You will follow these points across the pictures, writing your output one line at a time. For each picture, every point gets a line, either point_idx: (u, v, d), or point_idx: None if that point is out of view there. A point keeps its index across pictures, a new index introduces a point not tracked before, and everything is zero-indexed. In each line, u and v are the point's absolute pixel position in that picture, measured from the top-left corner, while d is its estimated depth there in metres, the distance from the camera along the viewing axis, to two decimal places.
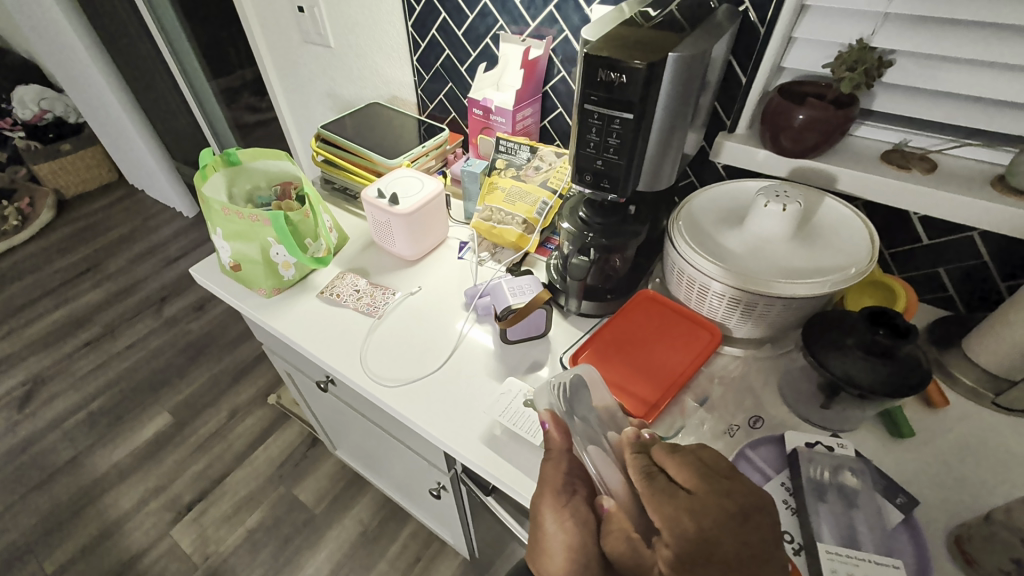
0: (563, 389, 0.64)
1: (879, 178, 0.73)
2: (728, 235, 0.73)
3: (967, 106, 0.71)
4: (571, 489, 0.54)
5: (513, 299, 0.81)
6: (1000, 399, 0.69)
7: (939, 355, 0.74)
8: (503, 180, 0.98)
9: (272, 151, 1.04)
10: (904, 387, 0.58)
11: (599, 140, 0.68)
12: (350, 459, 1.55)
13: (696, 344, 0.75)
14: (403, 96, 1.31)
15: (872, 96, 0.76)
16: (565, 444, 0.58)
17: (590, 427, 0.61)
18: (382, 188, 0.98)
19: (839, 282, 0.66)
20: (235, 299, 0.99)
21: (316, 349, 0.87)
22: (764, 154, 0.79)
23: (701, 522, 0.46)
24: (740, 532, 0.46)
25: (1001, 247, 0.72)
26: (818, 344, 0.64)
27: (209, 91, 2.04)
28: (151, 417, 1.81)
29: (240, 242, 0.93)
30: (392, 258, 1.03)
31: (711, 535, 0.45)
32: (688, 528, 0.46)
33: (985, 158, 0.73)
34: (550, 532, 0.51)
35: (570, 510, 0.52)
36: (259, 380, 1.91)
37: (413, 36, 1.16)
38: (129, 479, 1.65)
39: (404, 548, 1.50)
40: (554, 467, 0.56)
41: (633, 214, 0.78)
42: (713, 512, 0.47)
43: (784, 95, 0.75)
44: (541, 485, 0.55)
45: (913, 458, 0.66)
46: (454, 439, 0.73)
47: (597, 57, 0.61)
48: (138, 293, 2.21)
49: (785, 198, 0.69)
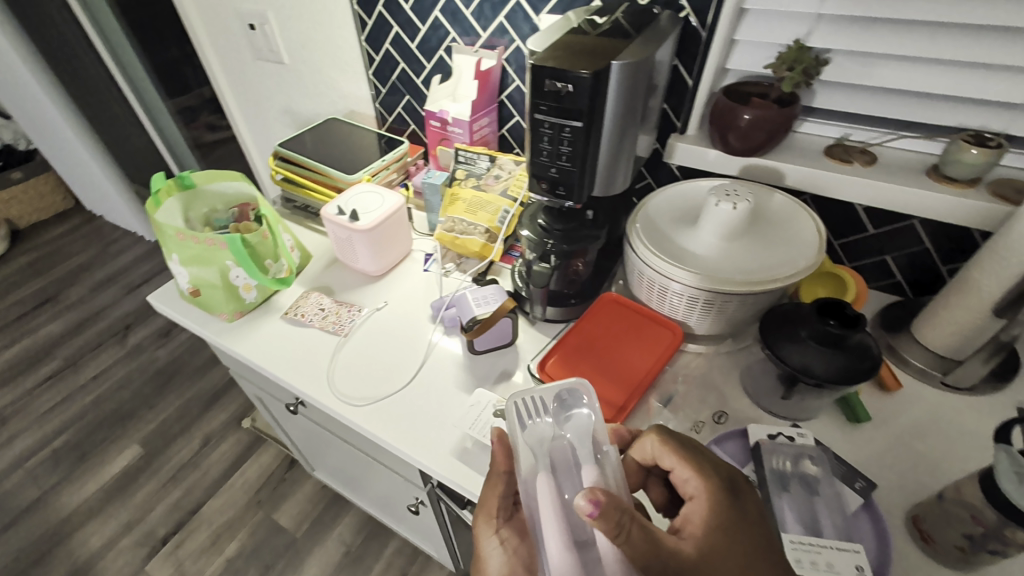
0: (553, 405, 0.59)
1: (824, 173, 0.75)
2: (684, 235, 0.75)
3: (900, 101, 0.74)
4: (506, 512, 0.56)
5: (477, 310, 0.80)
6: (947, 378, 0.72)
7: (890, 340, 0.77)
8: (463, 191, 0.98)
9: (227, 172, 1.02)
10: (855, 374, 0.61)
11: (552, 149, 0.68)
12: (329, 479, 1.53)
13: (660, 343, 0.76)
14: (361, 109, 1.30)
15: (812, 94, 0.79)
16: (505, 465, 0.58)
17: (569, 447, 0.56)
18: (342, 205, 0.96)
19: (791, 276, 0.68)
20: (196, 325, 0.96)
21: (281, 372, 0.86)
22: (715, 153, 0.81)
23: (708, 504, 0.50)
24: (741, 509, 0.50)
25: (940, 233, 0.76)
26: (774, 338, 0.66)
27: (164, 111, 1.99)
28: (119, 450, 1.74)
29: (198, 267, 0.90)
30: (356, 274, 1.02)
31: (722, 514, 0.49)
32: (701, 514, 0.50)
33: (920, 149, 0.76)
34: (490, 550, 0.54)
35: (505, 532, 0.55)
36: (232, 404, 1.87)
37: (366, 50, 1.16)
38: (99, 517, 1.59)
39: (390, 565, 1.48)
40: (494, 489, 0.57)
41: (591, 218, 0.79)
42: (714, 489, 0.51)
43: (729, 96, 0.77)
44: (480, 505, 0.57)
45: (870, 440, 0.68)
46: (425, 455, 0.72)
47: (543, 67, 0.62)
48: (101, 323, 2.13)
49: (734, 197, 0.71)
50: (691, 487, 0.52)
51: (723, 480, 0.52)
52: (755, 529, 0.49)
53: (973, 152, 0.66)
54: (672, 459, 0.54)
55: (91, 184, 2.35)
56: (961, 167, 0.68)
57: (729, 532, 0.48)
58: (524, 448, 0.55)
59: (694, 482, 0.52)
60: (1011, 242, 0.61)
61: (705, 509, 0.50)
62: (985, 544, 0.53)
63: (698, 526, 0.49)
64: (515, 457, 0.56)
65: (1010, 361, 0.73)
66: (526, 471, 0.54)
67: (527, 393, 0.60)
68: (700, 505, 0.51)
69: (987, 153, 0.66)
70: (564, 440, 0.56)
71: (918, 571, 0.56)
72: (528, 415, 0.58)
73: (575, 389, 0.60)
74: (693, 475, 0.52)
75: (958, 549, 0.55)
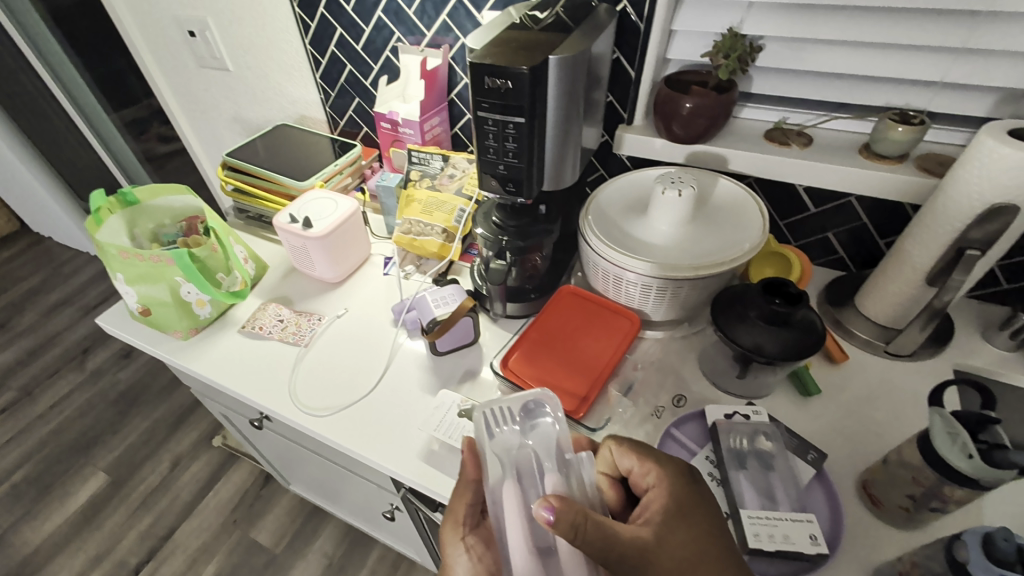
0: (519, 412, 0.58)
1: (764, 156, 0.77)
2: (635, 225, 0.76)
3: (830, 83, 0.77)
4: (472, 520, 0.55)
5: (437, 311, 0.80)
6: (889, 346, 0.75)
7: (836, 314, 0.80)
8: (418, 192, 0.97)
9: (173, 185, 0.99)
10: (801, 350, 0.63)
11: (498, 146, 0.68)
12: (306, 492, 1.50)
13: (618, 332, 0.77)
14: (312, 114, 1.28)
15: (750, 80, 0.81)
16: (474, 473, 0.56)
17: (536, 453, 0.55)
18: (294, 213, 0.95)
19: (737, 258, 0.69)
20: (149, 345, 0.93)
21: (241, 387, 0.84)
22: (661, 142, 0.83)
23: (663, 494, 0.51)
24: (696, 497, 0.52)
25: (876, 208, 0.79)
26: (725, 320, 0.67)
27: (108, 124, 1.91)
28: (83, 480, 1.67)
29: (145, 285, 0.87)
30: (314, 282, 1.01)
31: (678, 502, 0.51)
32: (658, 504, 0.51)
33: (853, 129, 0.80)
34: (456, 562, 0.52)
35: (471, 542, 0.53)
36: (201, 423, 1.81)
37: (312, 53, 1.13)
38: (65, 551, 1.53)
39: (373, 573, 1.47)
40: (461, 497, 0.55)
41: (544, 213, 0.80)
42: (669, 480, 0.52)
43: (671, 86, 0.78)
44: (447, 513, 0.55)
45: (820, 411, 0.71)
46: (392, 460, 0.72)
47: (482, 65, 0.61)
48: (55, 349, 2.04)
49: (679, 184, 0.72)
50: (649, 480, 0.53)
51: (677, 471, 0.53)
52: (710, 516, 0.51)
53: (899, 130, 0.69)
54: (630, 456, 0.55)
55: (35, 204, 2.24)
56: (889, 145, 0.71)
57: (683, 520, 0.50)
58: (491, 458, 0.55)
59: (651, 475, 0.53)
60: (936, 214, 0.65)
61: (662, 499, 0.51)
62: (927, 503, 0.55)
63: (655, 514, 0.50)
64: (484, 466, 0.55)
65: (946, 326, 0.77)
66: (492, 481, 0.54)
67: (495, 402, 0.59)
68: (657, 496, 0.52)
69: (911, 131, 0.69)
70: (530, 448, 0.56)
71: (868, 533, 0.59)
72: (497, 424, 0.57)
73: (540, 398, 0.59)
74: (650, 468, 0.54)
75: (903, 510, 0.57)
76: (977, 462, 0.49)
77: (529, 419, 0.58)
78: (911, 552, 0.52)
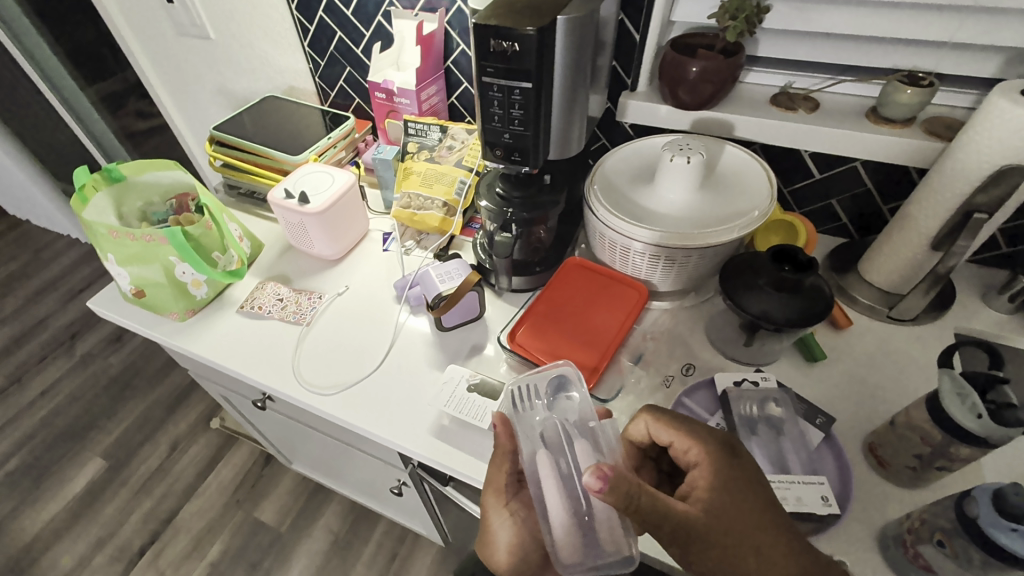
0: (545, 388, 0.61)
1: (771, 122, 0.76)
2: (642, 194, 0.75)
3: (839, 44, 0.75)
4: (513, 487, 0.59)
5: (442, 286, 0.79)
6: (892, 312, 0.75)
7: (840, 280, 0.81)
8: (417, 164, 0.94)
9: (160, 161, 0.95)
10: (810, 315, 0.63)
11: (503, 113, 0.66)
12: (308, 470, 1.51)
13: (626, 303, 0.77)
14: (300, 85, 1.23)
15: (756, 43, 0.79)
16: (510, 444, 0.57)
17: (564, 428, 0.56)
18: (289, 188, 0.92)
19: (746, 225, 0.69)
20: (145, 328, 0.91)
21: (244, 368, 0.82)
22: (666, 109, 0.81)
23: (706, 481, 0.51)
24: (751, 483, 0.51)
25: (882, 174, 0.78)
26: (734, 288, 0.67)
27: (82, 100, 1.83)
28: (81, 466, 1.66)
29: (138, 266, 0.84)
30: (313, 260, 0.98)
31: (724, 478, 0.50)
32: (703, 482, 0.51)
33: (860, 92, 0.78)
34: (497, 530, 0.57)
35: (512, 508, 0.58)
36: (198, 405, 1.80)
37: (300, 19, 1.09)
38: (67, 536, 1.53)
39: (379, 547, 1.49)
40: (499, 468, 0.57)
41: (549, 183, 0.78)
42: (712, 458, 0.52)
43: (676, 49, 0.76)
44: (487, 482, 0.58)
45: (826, 377, 0.72)
46: (402, 436, 0.71)
47: (487, 27, 0.59)
48: (42, 335, 2.00)
49: (687, 150, 0.71)
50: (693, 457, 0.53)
51: (718, 446, 0.53)
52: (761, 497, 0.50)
53: (907, 92, 0.68)
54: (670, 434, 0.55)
55: (10, 186, 2.16)
56: (897, 108, 0.70)
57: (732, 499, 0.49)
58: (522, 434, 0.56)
59: (698, 452, 0.53)
60: (944, 177, 0.64)
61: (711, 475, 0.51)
62: (933, 462, 0.57)
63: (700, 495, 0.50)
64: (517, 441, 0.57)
65: (948, 291, 0.78)
66: (526, 454, 0.54)
67: (524, 379, 0.62)
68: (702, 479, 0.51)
69: (920, 93, 0.68)
70: (559, 424, 0.57)
71: (874, 493, 0.60)
72: (521, 401, 0.60)
73: (566, 374, 0.61)
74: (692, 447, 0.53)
75: (909, 469, 0.59)
76: (986, 422, 0.50)
77: (557, 393, 0.60)
78: (919, 509, 0.53)
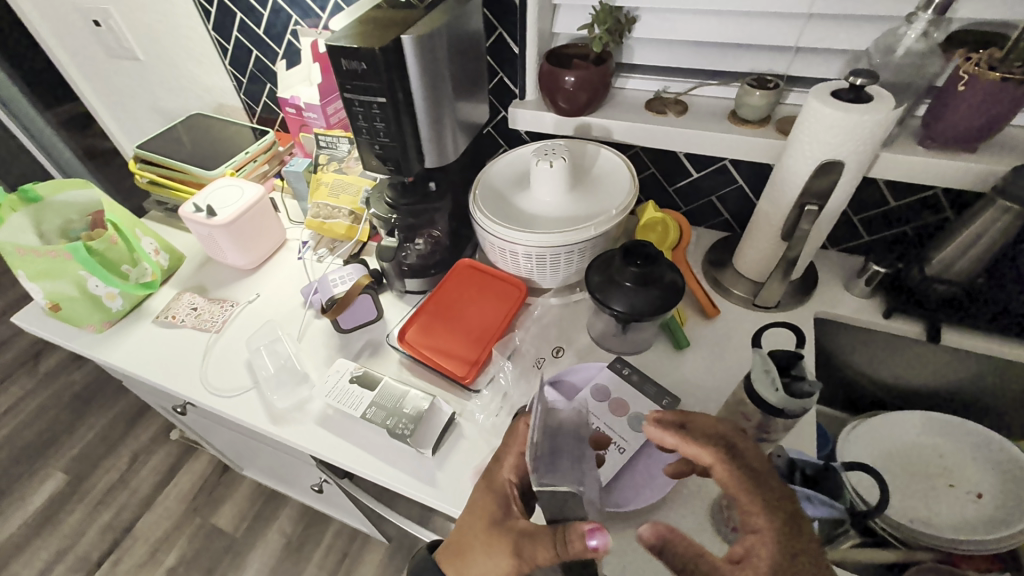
0: (280, 378, 0.79)
1: (640, 126, 0.83)
2: (518, 199, 0.81)
3: (701, 51, 0.83)
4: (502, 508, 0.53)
5: (335, 290, 0.84)
6: (757, 299, 0.81)
7: (716, 273, 0.87)
8: (326, 175, 0.99)
9: (76, 180, 0.94)
10: (658, 306, 0.68)
11: (369, 126, 0.70)
12: (259, 477, 1.54)
13: (507, 299, 0.82)
14: (229, 102, 1.27)
15: (631, 50, 0.87)
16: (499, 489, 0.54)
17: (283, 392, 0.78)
18: (198, 201, 0.95)
19: (604, 223, 0.73)
20: (64, 341, 0.92)
21: (152, 376, 0.85)
22: (551, 116, 0.88)
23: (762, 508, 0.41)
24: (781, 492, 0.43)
25: (746, 169, 0.86)
26: (601, 284, 0.70)
27: None
28: (43, 480, 1.68)
29: (50, 281, 0.85)
30: (230, 270, 1.02)
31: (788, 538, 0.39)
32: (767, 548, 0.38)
33: (724, 95, 0.85)
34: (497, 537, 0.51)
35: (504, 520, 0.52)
36: (160, 417, 1.83)
37: (217, 39, 1.13)
38: (28, 549, 1.55)
39: (330, 547, 1.52)
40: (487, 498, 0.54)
41: (433, 190, 0.81)
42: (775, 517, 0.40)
43: (552, 60, 0.82)
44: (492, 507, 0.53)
45: (693, 361, 0.77)
46: (290, 432, 0.74)
47: (336, 48, 0.63)
48: (7, 355, 2.01)
49: (552, 155, 0.76)
50: (756, 523, 0.40)
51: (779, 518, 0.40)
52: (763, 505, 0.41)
53: (756, 95, 0.75)
54: (674, 436, 0.47)
55: None
56: (750, 110, 0.77)
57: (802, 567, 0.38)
58: (293, 399, 0.77)
59: (713, 456, 0.44)
60: (783, 171, 0.70)
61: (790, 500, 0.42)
62: (758, 437, 0.60)
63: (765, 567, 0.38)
64: (385, 459, 0.69)
65: (811, 276, 0.83)
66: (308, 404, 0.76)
67: (269, 377, 0.80)
68: (763, 544, 0.39)
69: (767, 95, 0.75)
70: (325, 410, 0.75)
71: None
72: (283, 387, 0.78)
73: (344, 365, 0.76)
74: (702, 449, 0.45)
75: None
76: (780, 394, 0.52)
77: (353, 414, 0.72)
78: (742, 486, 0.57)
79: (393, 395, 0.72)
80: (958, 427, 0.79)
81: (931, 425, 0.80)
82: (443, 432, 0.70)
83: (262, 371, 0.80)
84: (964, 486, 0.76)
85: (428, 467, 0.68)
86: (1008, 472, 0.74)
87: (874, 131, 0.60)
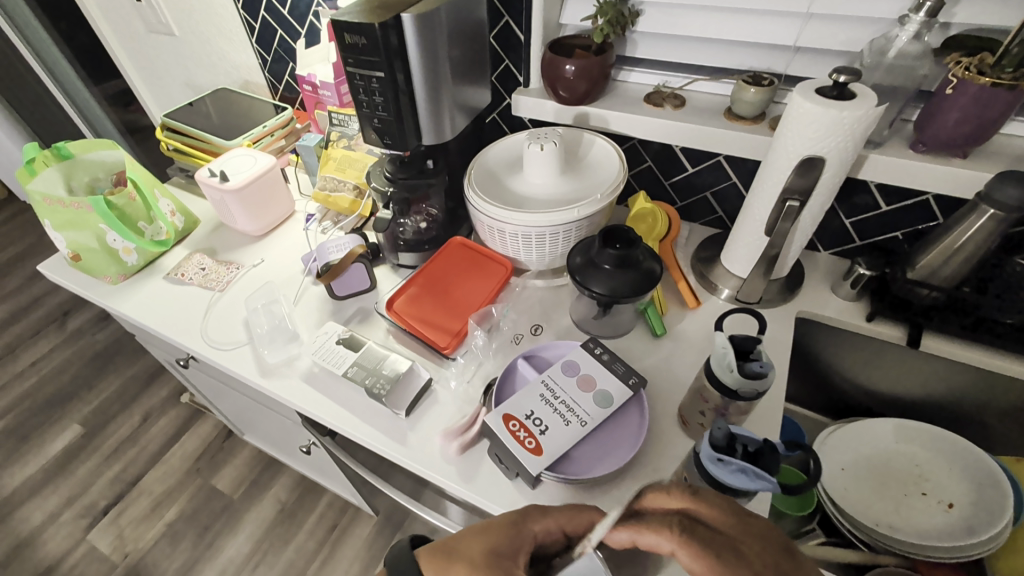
0: (273, 336, 0.84)
1: (636, 117, 0.85)
2: (510, 180, 0.84)
3: (703, 48, 0.84)
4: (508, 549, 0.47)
5: (332, 256, 0.86)
6: (739, 294, 0.82)
7: (702, 267, 0.88)
8: (335, 151, 1.03)
9: (105, 141, 1.01)
10: (634, 288, 0.70)
11: (369, 100, 0.74)
12: (259, 442, 1.60)
13: (494, 276, 0.84)
14: (254, 80, 1.33)
15: (635, 44, 0.88)
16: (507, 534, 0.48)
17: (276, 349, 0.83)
18: (214, 168, 1.00)
19: (589, 207, 0.76)
20: (82, 289, 0.98)
21: (158, 326, 0.90)
22: (552, 104, 0.90)
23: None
24: (761, 526, 0.40)
25: (739, 167, 0.87)
26: (582, 267, 0.72)
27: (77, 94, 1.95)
28: (60, 430, 1.77)
29: (74, 232, 0.92)
30: (239, 235, 1.07)
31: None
32: None
33: (723, 92, 0.86)
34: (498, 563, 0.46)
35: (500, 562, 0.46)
36: (172, 380, 1.91)
37: (245, 18, 1.18)
38: (41, 493, 1.64)
39: (321, 517, 1.57)
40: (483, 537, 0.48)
41: (430, 167, 0.84)
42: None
43: (554, 50, 0.84)
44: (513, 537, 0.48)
45: (669, 349, 0.78)
46: (277, 386, 0.78)
47: (340, 22, 0.66)
48: (38, 311, 2.13)
49: (543, 139, 0.78)
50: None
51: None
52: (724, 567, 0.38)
53: (750, 91, 0.76)
54: (626, 532, 0.43)
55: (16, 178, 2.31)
56: (745, 106, 0.78)
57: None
58: (283, 355, 0.81)
59: (671, 540, 0.41)
60: (767, 166, 0.71)
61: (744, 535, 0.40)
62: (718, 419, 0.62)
63: None
64: (361, 417, 0.72)
65: (798, 276, 0.84)
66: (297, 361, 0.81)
67: (263, 333, 0.84)
68: None
69: (761, 91, 0.76)
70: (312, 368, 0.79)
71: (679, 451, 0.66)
72: (275, 344, 0.83)
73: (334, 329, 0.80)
74: (657, 534, 0.41)
75: (702, 427, 0.64)
76: (735, 374, 0.53)
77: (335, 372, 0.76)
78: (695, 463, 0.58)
79: (375, 357, 0.76)
80: (933, 434, 0.79)
81: (906, 432, 0.80)
82: (419, 397, 0.73)
83: (257, 328, 0.85)
84: (937, 495, 0.75)
85: (401, 426, 0.71)
86: (982, 484, 0.74)
87: (856, 128, 0.61)
